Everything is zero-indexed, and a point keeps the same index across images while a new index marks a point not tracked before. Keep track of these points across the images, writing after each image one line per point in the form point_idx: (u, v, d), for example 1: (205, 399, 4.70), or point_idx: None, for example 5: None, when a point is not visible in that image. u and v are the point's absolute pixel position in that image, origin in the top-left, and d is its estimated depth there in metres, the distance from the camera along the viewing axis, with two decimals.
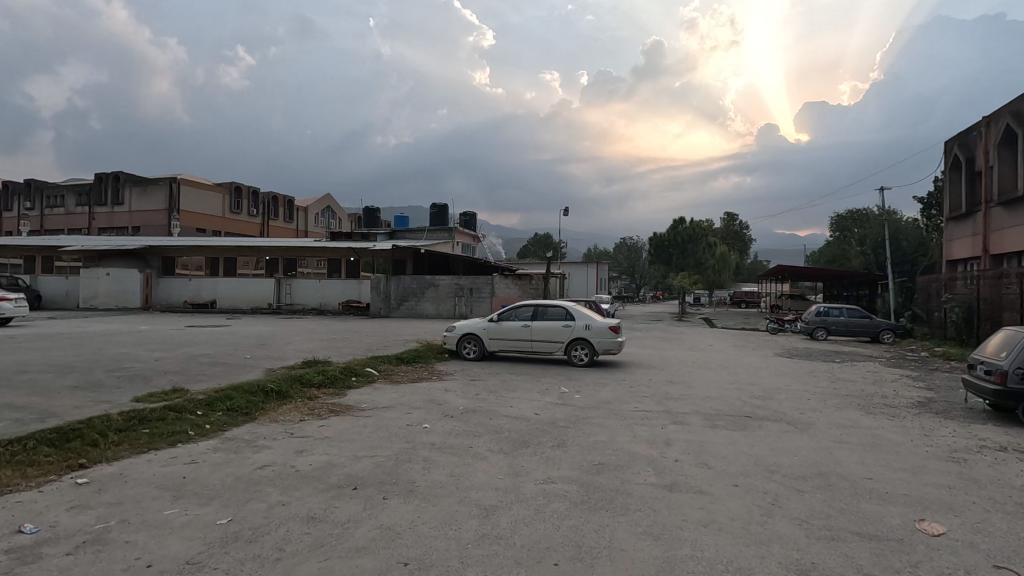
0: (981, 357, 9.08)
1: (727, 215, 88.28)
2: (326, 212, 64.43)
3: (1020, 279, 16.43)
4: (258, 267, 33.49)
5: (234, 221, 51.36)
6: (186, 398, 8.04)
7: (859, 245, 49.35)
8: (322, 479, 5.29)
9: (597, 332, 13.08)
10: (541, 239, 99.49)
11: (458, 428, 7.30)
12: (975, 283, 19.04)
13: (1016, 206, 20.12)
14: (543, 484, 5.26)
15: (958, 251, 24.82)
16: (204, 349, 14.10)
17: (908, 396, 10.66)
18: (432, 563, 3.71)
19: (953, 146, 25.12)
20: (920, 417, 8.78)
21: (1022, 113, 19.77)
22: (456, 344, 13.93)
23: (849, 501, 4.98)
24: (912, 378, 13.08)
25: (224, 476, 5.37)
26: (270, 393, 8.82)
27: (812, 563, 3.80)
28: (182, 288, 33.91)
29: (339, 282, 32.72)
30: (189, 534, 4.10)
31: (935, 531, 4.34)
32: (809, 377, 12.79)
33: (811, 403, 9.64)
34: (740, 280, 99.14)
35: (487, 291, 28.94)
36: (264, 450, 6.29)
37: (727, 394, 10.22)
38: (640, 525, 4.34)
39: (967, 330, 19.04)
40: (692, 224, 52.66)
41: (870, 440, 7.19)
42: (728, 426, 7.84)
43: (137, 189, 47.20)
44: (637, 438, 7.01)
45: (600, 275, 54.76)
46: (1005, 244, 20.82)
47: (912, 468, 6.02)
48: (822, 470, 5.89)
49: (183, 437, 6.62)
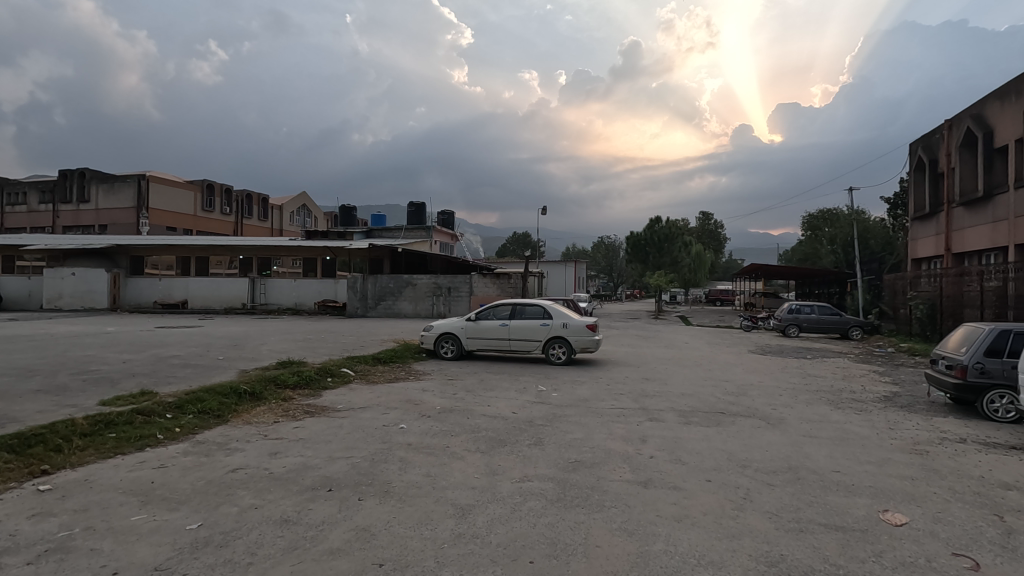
0: (942, 353, 9.41)
1: (702, 215, 89.06)
2: (302, 210, 63.39)
3: (980, 276, 17.05)
4: (231, 266, 32.88)
5: (206, 220, 50.27)
6: (154, 401, 7.85)
7: (829, 245, 50.51)
8: (296, 481, 5.22)
9: (574, 331, 13.17)
10: (520, 238, 99.55)
11: (435, 428, 7.27)
12: (938, 281, 19.67)
13: (976, 206, 20.86)
14: (520, 483, 5.25)
15: (922, 250, 25.63)
16: (174, 350, 13.84)
17: (875, 391, 11.00)
18: (407, 563, 3.70)
19: (917, 149, 25.94)
20: (886, 411, 9.04)
21: (982, 116, 20.49)
22: (434, 344, 13.87)
23: (818, 494, 5.10)
24: (878, 373, 13.50)
25: (195, 479, 5.27)
26: (243, 395, 8.68)
27: (780, 555, 3.89)
28: (151, 288, 33.04)
29: (314, 282, 32.35)
30: (158, 539, 4.02)
31: (898, 522, 4.48)
32: (781, 373, 13.10)
33: (783, 399, 9.86)
34: (716, 279, 100.21)
35: (466, 290, 28.89)
36: (237, 452, 6.17)
37: (701, 391, 10.39)
38: (616, 521, 4.39)
39: (931, 327, 19.70)
40: (668, 224, 53.57)
41: (839, 434, 7.40)
42: (702, 422, 7.98)
43: (105, 187, 45.87)
44: (613, 435, 7.07)
45: (579, 273, 55.03)
46: (966, 243, 21.59)
47: (877, 462, 6.19)
48: (792, 465, 6.02)
49: (151, 440, 6.48)
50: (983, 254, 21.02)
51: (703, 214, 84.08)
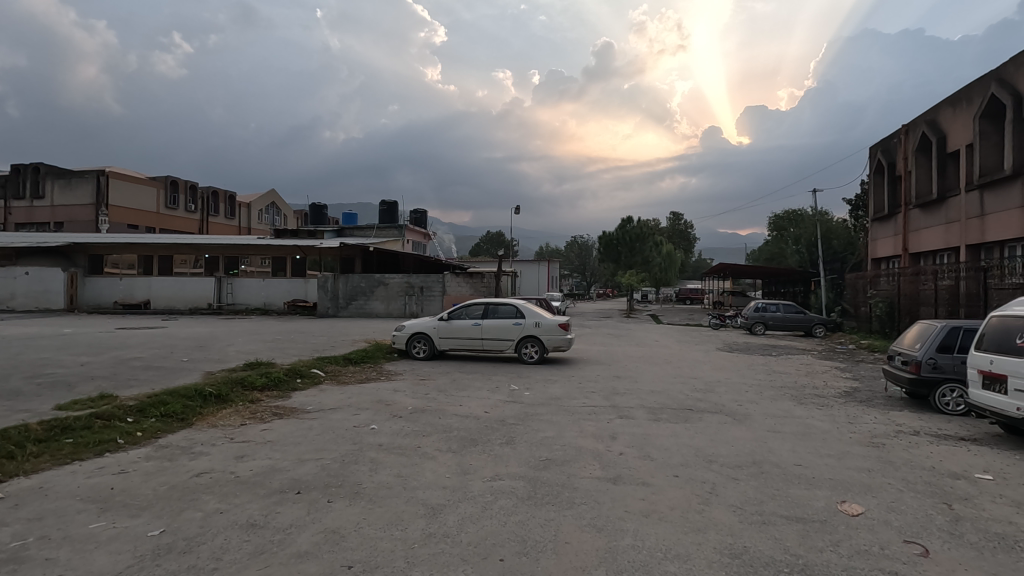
0: (899, 348, 9.78)
1: (673, 215, 90.54)
2: (270, 209, 62.05)
3: (934, 276, 17.78)
4: (197, 265, 32.14)
5: (170, 218, 48.79)
6: (115, 405, 7.61)
7: (794, 244, 52.00)
8: (263, 485, 5.13)
9: (547, 330, 13.25)
10: (493, 237, 99.55)
11: (406, 428, 7.23)
12: (896, 280, 20.40)
13: (931, 208, 21.68)
14: (491, 483, 5.26)
15: (881, 250, 26.57)
16: (136, 352, 13.47)
17: (836, 386, 11.40)
18: (377, 564, 3.68)
19: (876, 152, 26.86)
20: (846, 406, 9.37)
21: (937, 121, 21.34)
22: (406, 344, 13.78)
23: (780, 487, 5.27)
24: (839, 369, 14.02)
25: (157, 485, 5.13)
26: (208, 397, 8.47)
27: (744, 547, 4.00)
28: (112, 288, 31.89)
29: (284, 281, 31.81)
30: (117, 547, 3.90)
31: (855, 512, 4.66)
32: (747, 370, 13.45)
33: (749, 395, 10.13)
34: (685, 278, 101.90)
35: (438, 290, 28.83)
36: (202, 456, 6.03)
37: (670, 389, 10.59)
38: (585, 517, 4.45)
39: (890, 324, 20.47)
40: (640, 224, 54.39)
41: (801, 429, 7.64)
42: (671, 419, 8.14)
43: (61, 182, 44.13)
44: (584, 433, 7.15)
45: (552, 273, 55.32)
46: (922, 243, 22.43)
47: (836, 454, 6.42)
48: (757, 459, 6.19)
49: (112, 445, 6.29)
50: (938, 254, 21.91)
51: (673, 214, 85.79)
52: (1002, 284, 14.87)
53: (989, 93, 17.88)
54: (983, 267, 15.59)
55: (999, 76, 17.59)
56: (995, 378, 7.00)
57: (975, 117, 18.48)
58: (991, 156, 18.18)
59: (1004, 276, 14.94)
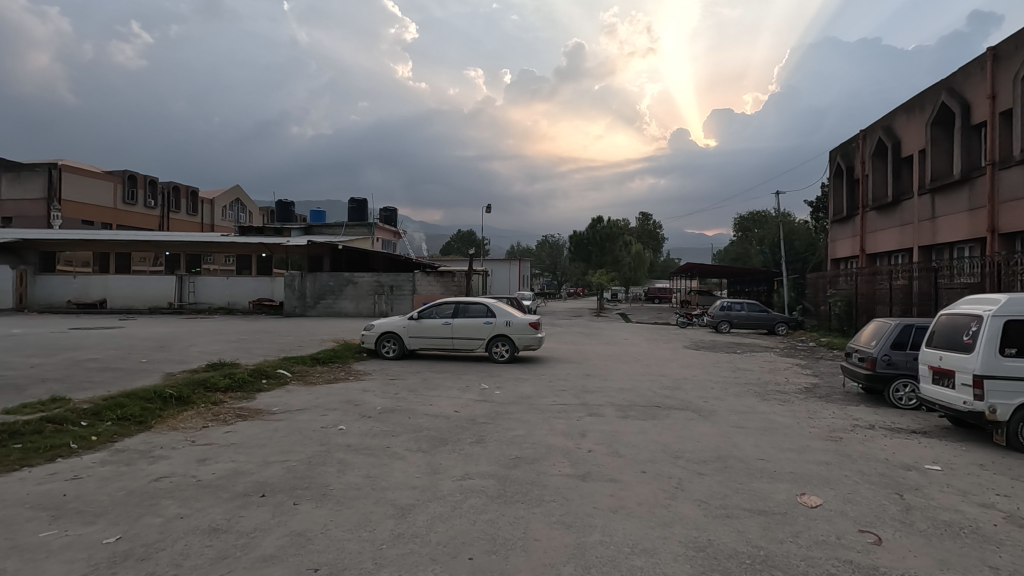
0: (856, 345, 10.16)
1: (642, 215, 91.94)
2: (235, 205, 60.49)
3: (890, 276, 18.50)
4: (157, 263, 31.12)
5: (128, 214, 47.05)
6: (68, 408, 7.30)
7: (759, 244, 53.44)
8: (227, 488, 5.01)
9: (517, 329, 13.27)
10: (464, 236, 99.51)
11: (376, 428, 7.15)
12: (854, 279, 21.16)
13: (887, 211, 22.56)
14: (461, 482, 5.25)
15: (840, 250, 27.51)
16: (91, 353, 12.95)
17: (797, 382, 11.80)
18: (345, 566, 3.63)
19: (835, 156, 27.81)
20: (806, 402, 9.69)
21: (892, 127, 22.25)
22: (375, 343, 13.62)
23: (744, 481, 5.41)
24: (801, 366, 14.50)
25: (114, 490, 4.96)
26: (169, 399, 8.20)
27: (708, 540, 4.10)
28: (65, 286, 30.56)
29: (249, 280, 31.13)
30: (71, 555, 3.75)
31: (813, 504, 4.82)
32: (713, 367, 13.79)
33: (714, 392, 10.37)
34: (653, 278, 103.73)
35: (408, 289, 28.61)
36: (162, 460, 5.84)
37: (639, 386, 10.74)
38: (555, 515, 4.48)
39: (848, 322, 21.24)
40: (610, 224, 55.05)
41: (763, 425, 7.86)
42: (639, 416, 8.27)
43: (9, 176, 42.08)
44: (554, 431, 7.20)
45: (523, 272, 55.50)
46: (879, 244, 23.32)
47: (797, 448, 6.63)
48: (721, 454, 6.34)
49: (64, 450, 6.03)
50: (892, 255, 22.83)
51: (642, 214, 87.17)
52: (951, 283, 15.58)
53: (940, 101, 18.71)
54: (935, 268, 16.30)
55: (948, 85, 18.42)
56: (944, 373, 7.35)
57: (927, 124, 19.32)
58: (941, 161, 19.05)
59: (954, 275, 15.66)
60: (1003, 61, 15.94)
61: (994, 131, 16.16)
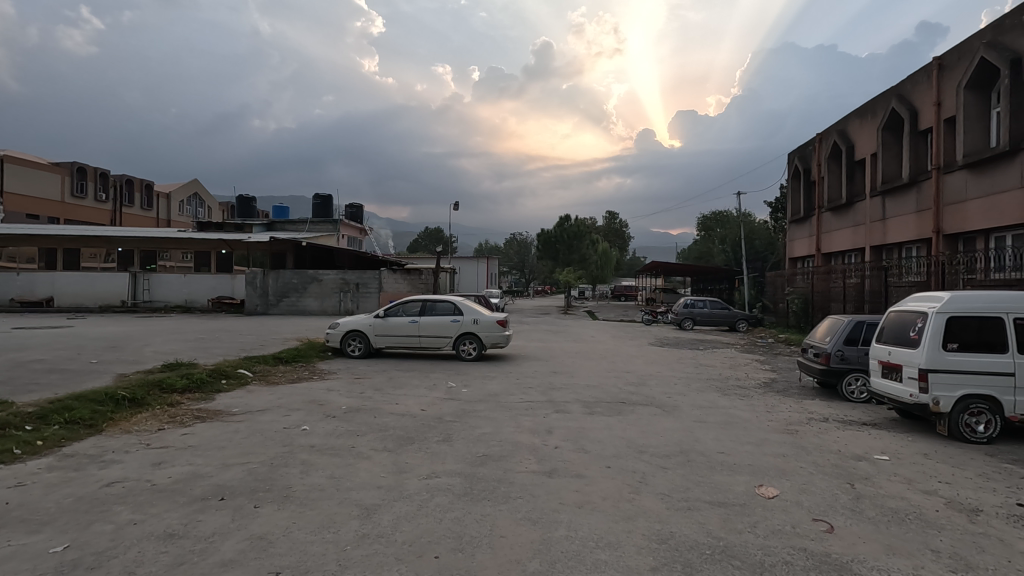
0: (811, 342, 10.54)
1: (609, 214, 93.16)
2: (193, 200, 58.45)
3: (844, 274, 19.25)
4: (109, 260, 29.85)
5: (77, 208, 44.88)
6: (10, 412, 6.93)
7: (721, 244, 54.86)
8: (184, 492, 4.85)
9: (484, 327, 13.25)
10: (431, 233, 98.85)
11: (340, 428, 7.04)
12: (810, 277, 21.93)
13: (841, 212, 23.44)
14: (428, 480, 5.23)
15: (798, 250, 28.43)
16: (36, 354, 12.29)
17: (756, 377, 12.16)
18: (308, 568, 3.57)
19: (793, 158, 28.72)
20: (765, 396, 10.02)
21: (846, 130, 23.12)
22: (340, 342, 13.40)
23: (705, 474, 5.55)
24: (759, 361, 14.95)
25: (61, 497, 4.73)
26: (122, 401, 7.88)
27: (670, 532, 4.19)
28: (7, 284, 28.98)
29: (208, 277, 30.21)
30: (13, 567, 3.57)
31: (770, 495, 4.99)
32: (677, 364, 14.09)
33: (678, 388, 10.59)
34: (620, 276, 105.31)
35: (374, 286, 28.23)
36: (113, 465, 5.60)
37: (605, 383, 10.89)
38: (521, 512, 4.51)
39: (804, 319, 22.00)
40: (577, 222, 55.56)
41: (724, 419, 8.08)
42: (605, 412, 8.40)
43: None
44: (520, 428, 7.24)
45: (491, 270, 55.53)
46: (833, 244, 24.21)
47: (756, 442, 6.84)
48: (683, 449, 6.49)
49: (6, 457, 5.72)
50: (846, 254, 23.77)
51: (609, 214, 88.37)
52: (900, 282, 16.30)
53: (890, 107, 19.55)
54: (884, 267, 17.05)
55: (898, 92, 19.27)
56: (892, 367, 7.69)
57: (879, 129, 20.16)
58: (891, 164, 19.89)
59: (902, 275, 16.40)
60: (948, 70, 16.75)
61: (939, 137, 16.96)
